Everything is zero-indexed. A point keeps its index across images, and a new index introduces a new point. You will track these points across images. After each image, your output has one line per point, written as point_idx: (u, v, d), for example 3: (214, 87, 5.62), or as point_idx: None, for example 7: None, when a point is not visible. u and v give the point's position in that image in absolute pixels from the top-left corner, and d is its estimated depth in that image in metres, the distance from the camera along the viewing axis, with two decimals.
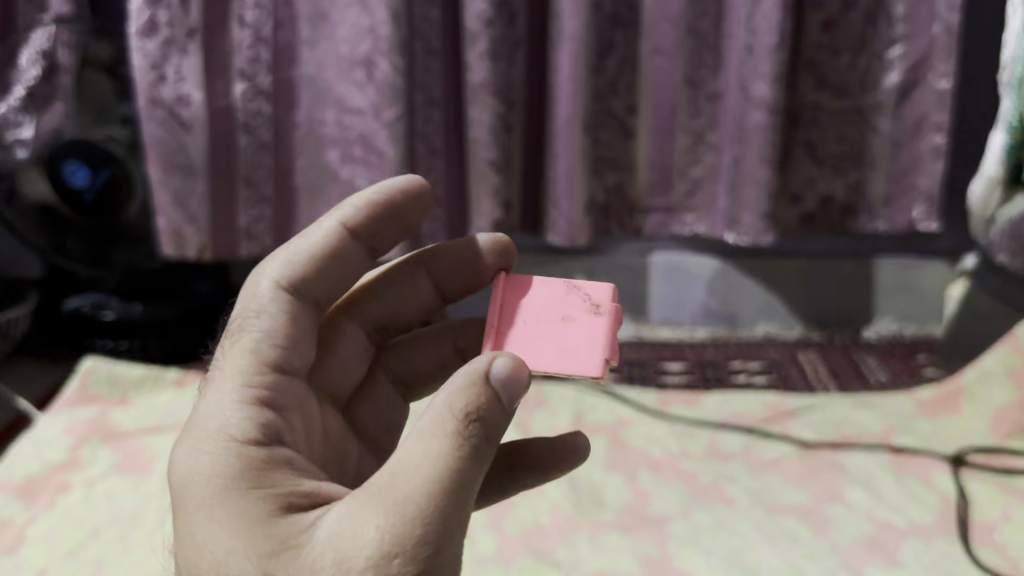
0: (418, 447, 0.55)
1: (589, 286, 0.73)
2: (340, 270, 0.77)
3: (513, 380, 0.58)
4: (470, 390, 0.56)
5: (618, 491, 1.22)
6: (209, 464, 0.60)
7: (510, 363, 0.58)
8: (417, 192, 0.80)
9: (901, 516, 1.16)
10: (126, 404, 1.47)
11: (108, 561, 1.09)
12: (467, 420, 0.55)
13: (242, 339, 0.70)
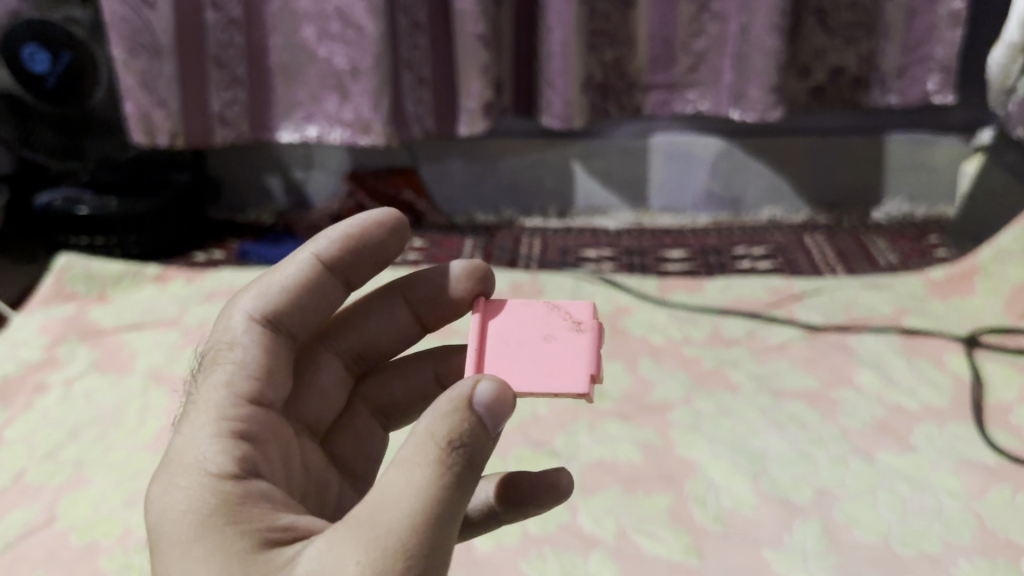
0: (397, 482, 0.49)
1: (570, 305, 0.66)
2: (316, 307, 0.69)
3: (497, 408, 0.52)
4: (450, 416, 0.50)
5: (618, 379, 1.17)
6: (185, 499, 0.52)
7: (492, 385, 0.52)
8: (393, 225, 0.73)
9: (913, 398, 1.12)
10: (105, 301, 1.41)
11: (86, 462, 1.05)
12: (449, 448, 0.49)
13: (214, 372, 0.61)
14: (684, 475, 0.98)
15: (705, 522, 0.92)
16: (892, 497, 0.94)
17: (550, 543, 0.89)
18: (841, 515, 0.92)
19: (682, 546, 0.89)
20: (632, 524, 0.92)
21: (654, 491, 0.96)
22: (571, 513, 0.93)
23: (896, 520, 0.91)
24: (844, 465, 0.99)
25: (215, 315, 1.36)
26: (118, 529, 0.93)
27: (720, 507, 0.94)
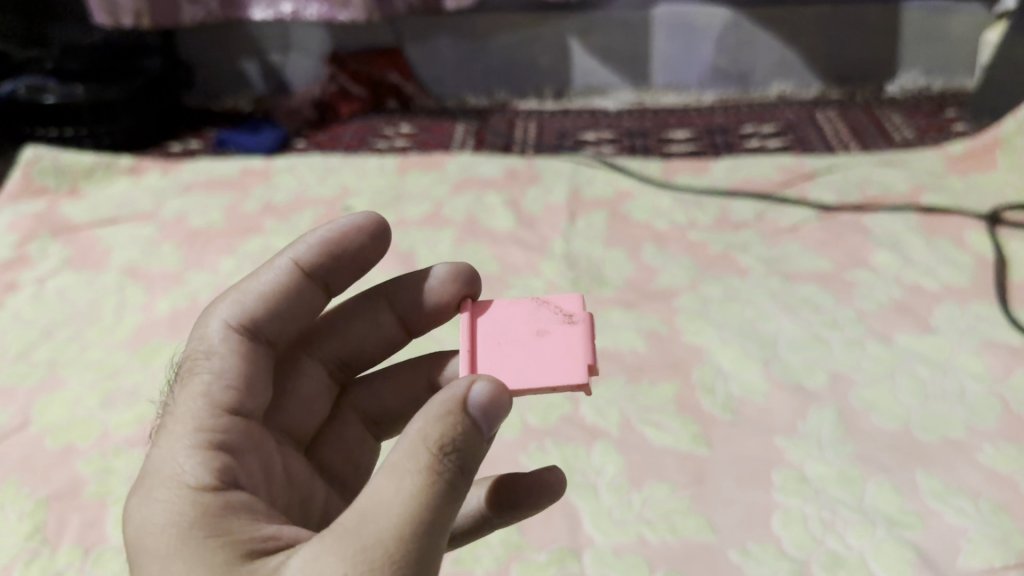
0: (386, 492, 0.46)
1: (559, 298, 0.60)
2: (296, 313, 0.63)
3: (494, 409, 0.48)
4: (440, 420, 0.47)
5: (620, 266, 1.11)
6: (164, 513, 0.48)
7: (485, 387, 0.48)
8: (374, 230, 0.66)
9: (931, 278, 1.05)
10: (78, 195, 1.33)
11: (62, 362, 1.00)
12: (440, 454, 0.46)
13: (190, 382, 0.56)
14: (691, 362, 0.93)
15: (714, 411, 0.87)
16: (911, 382, 0.89)
17: (551, 436, 0.85)
18: (858, 400, 0.87)
19: (690, 436, 0.84)
20: (637, 414, 0.87)
21: (659, 381, 0.91)
22: (572, 405, 0.88)
23: (916, 406, 0.86)
24: (860, 349, 0.94)
25: (193, 208, 1.29)
26: (94, 431, 0.88)
27: (729, 395, 0.89)
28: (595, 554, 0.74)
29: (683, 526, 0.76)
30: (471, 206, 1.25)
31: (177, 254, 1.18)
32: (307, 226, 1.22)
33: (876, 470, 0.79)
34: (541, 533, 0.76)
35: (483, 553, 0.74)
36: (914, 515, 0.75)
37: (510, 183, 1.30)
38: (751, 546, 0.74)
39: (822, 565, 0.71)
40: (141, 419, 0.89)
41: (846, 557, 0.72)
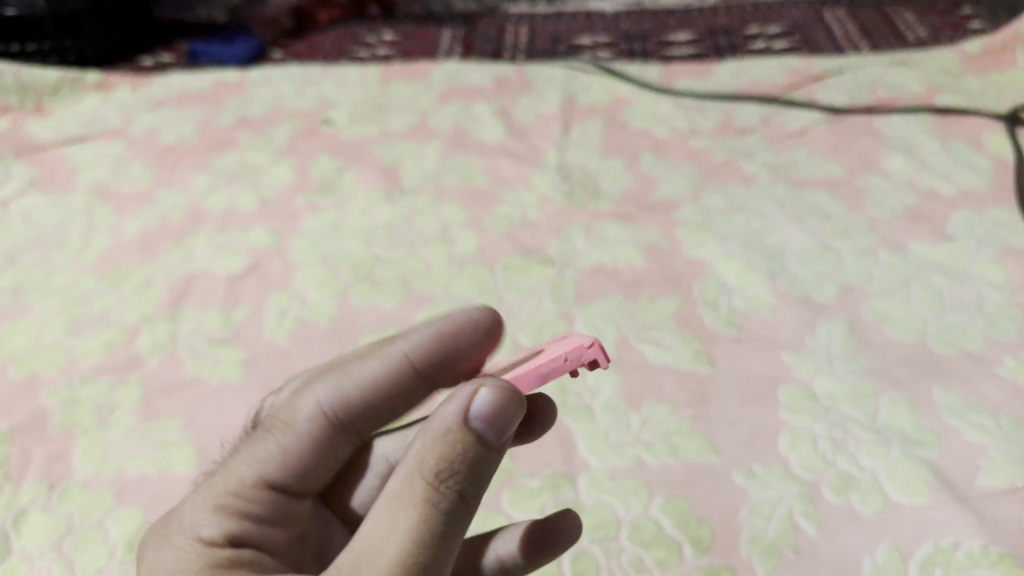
0: (386, 530, 0.45)
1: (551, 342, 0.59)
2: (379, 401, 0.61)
3: (494, 420, 0.46)
4: (438, 440, 0.46)
5: (616, 177, 1.04)
6: (174, 559, 0.51)
7: (485, 393, 0.46)
8: (490, 327, 0.63)
9: (947, 183, 0.99)
10: (43, 113, 1.26)
11: (27, 288, 0.94)
12: (437, 483, 0.45)
13: (248, 445, 0.58)
14: (693, 277, 0.87)
15: (716, 327, 0.81)
16: (926, 292, 0.84)
17: None
18: (870, 312, 0.82)
19: (691, 353, 0.79)
20: (635, 331, 0.82)
21: (658, 296, 0.85)
22: (565, 325, 0.83)
23: (931, 317, 0.81)
24: (872, 258, 0.88)
25: (165, 124, 1.22)
26: (61, 359, 0.84)
27: (732, 309, 0.83)
28: (591, 479, 0.70)
29: (683, 448, 0.71)
30: (459, 116, 1.18)
31: (148, 171, 1.12)
32: (284, 140, 1.15)
33: (890, 385, 0.75)
34: (533, 458, 0.72)
35: None
36: (931, 433, 0.70)
37: (499, 91, 1.23)
38: (756, 468, 0.69)
39: (832, 487, 0.67)
40: (110, 346, 0.84)
41: (859, 479, 0.67)
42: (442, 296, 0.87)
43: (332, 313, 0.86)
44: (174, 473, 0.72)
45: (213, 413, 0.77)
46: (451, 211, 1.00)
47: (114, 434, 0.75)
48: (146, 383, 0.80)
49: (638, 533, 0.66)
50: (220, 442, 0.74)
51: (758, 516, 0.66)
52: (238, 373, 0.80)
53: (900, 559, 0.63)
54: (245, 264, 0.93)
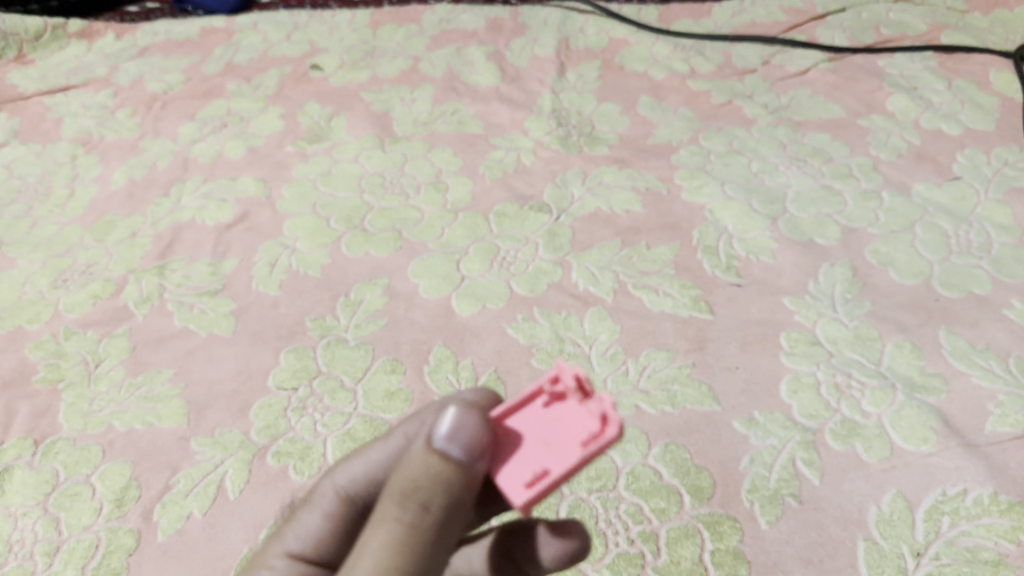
0: (367, 542, 0.41)
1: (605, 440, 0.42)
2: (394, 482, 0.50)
3: (464, 438, 0.40)
4: (412, 462, 0.41)
5: (613, 121, 1.01)
6: None
7: (453, 414, 0.41)
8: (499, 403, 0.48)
9: (953, 123, 0.96)
10: (25, 63, 1.23)
11: (10, 242, 0.92)
12: (407, 500, 0.40)
13: (279, 535, 0.52)
14: (692, 223, 0.85)
15: (716, 273, 0.79)
16: (932, 234, 0.82)
17: (538, 305, 0.78)
18: (874, 256, 0.80)
19: (690, 300, 0.77)
20: (632, 278, 0.79)
21: (656, 243, 0.83)
22: (562, 272, 0.81)
23: (937, 260, 0.79)
24: (876, 201, 0.86)
25: (150, 72, 1.18)
26: (46, 313, 0.82)
27: (733, 255, 0.81)
28: None
29: (683, 396, 0.70)
30: (450, 61, 1.14)
31: (133, 121, 1.09)
32: (272, 87, 1.12)
33: (895, 330, 0.73)
34: None
35: None
36: (937, 379, 0.69)
37: (492, 34, 1.19)
38: (757, 415, 0.68)
39: (835, 433, 0.66)
40: (96, 299, 0.82)
41: (864, 425, 0.66)
42: (435, 245, 0.85)
43: (321, 263, 0.83)
44: (161, 427, 0.70)
45: (201, 366, 0.75)
46: (444, 158, 0.97)
47: (100, 389, 0.74)
48: (133, 336, 0.78)
49: (637, 483, 0.65)
50: (208, 396, 0.72)
51: (759, 465, 0.65)
52: (226, 325, 0.78)
53: (906, 507, 0.61)
54: (232, 214, 0.90)
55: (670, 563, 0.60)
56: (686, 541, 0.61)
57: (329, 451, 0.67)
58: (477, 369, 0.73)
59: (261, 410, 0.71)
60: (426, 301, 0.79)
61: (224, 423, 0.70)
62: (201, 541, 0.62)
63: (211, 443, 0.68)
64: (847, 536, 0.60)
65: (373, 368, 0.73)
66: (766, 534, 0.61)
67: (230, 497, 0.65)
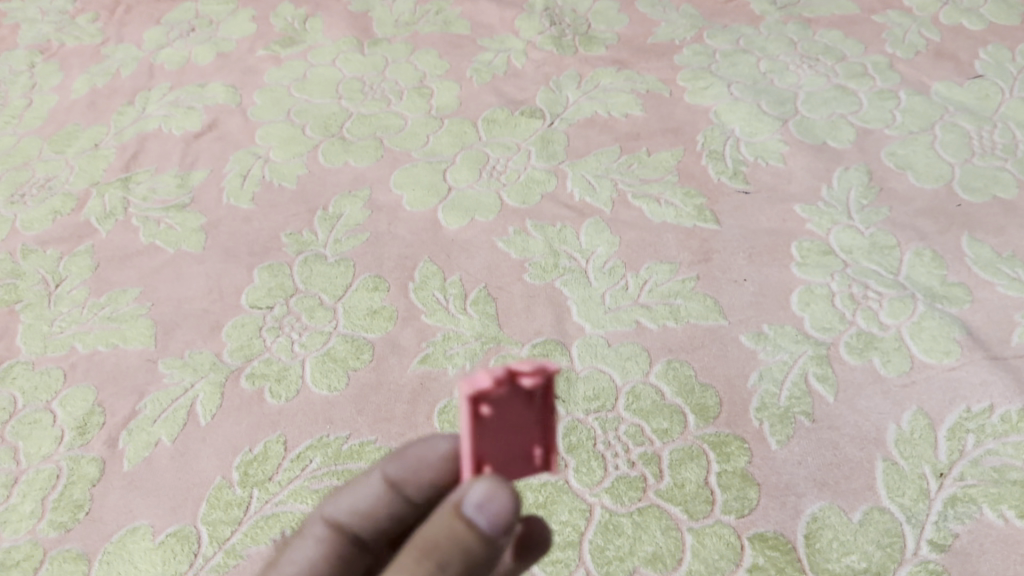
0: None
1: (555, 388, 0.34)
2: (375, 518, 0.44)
3: (492, 513, 0.33)
4: (438, 518, 0.34)
5: (611, 20, 0.94)
6: None
7: (488, 479, 0.33)
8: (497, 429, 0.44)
9: (976, 17, 0.89)
10: None
11: None
12: (422, 557, 0.33)
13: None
14: (696, 126, 0.79)
15: (722, 179, 0.74)
16: (953, 136, 0.76)
17: (531, 217, 0.72)
18: (891, 160, 0.74)
19: (695, 209, 0.71)
20: (632, 186, 0.74)
21: (657, 149, 0.77)
22: (556, 181, 0.75)
23: (959, 163, 0.73)
24: (892, 102, 0.80)
25: None
26: (3, 230, 0.76)
27: (740, 160, 0.75)
28: (584, 345, 0.64)
29: (687, 310, 0.65)
30: None
31: (94, 26, 1.01)
32: None
33: (914, 238, 0.68)
34: (520, 325, 0.65)
35: (456, 350, 0.63)
36: (959, 288, 0.64)
37: None
38: (766, 329, 0.63)
39: (850, 347, 0.61)
40: (55, 215, 0.77)
41: (882, 339, 0.62)
42: (419, 154, 0.78)
43: (297, 174, 0.77)
44: (126, 350, 0.65)
45: (169, 284, 0.70)
46: (429, 62, 0.90)
47: (60, 310, 0.69)
48: (96, 253, 0.73)
49: (637, 402, 0.60)
50: (176, 316, 0.67)
51: (769, 381, 0.60)
52: (195, 241, 0.73)
53: (928, 425, 0.57)
54: (201, 123, 0.84)
55: (674, 487, 0.56)
56: (690, 463, 0.57)
57: (307, 373, 0.62)
58: (465, 285, 0.68)
59: (233, 331, 0.66)
60: (410, 214, 0.73)
61: (193, 344, 0.65)
62: (170, 470, 0.58)
63: (180, 365, 0.64)
64: (864, 456, 0.56)
65: (354, 285, 0.68)
66: (777, 455, 0.57)
67: (201, 422, 0.60)
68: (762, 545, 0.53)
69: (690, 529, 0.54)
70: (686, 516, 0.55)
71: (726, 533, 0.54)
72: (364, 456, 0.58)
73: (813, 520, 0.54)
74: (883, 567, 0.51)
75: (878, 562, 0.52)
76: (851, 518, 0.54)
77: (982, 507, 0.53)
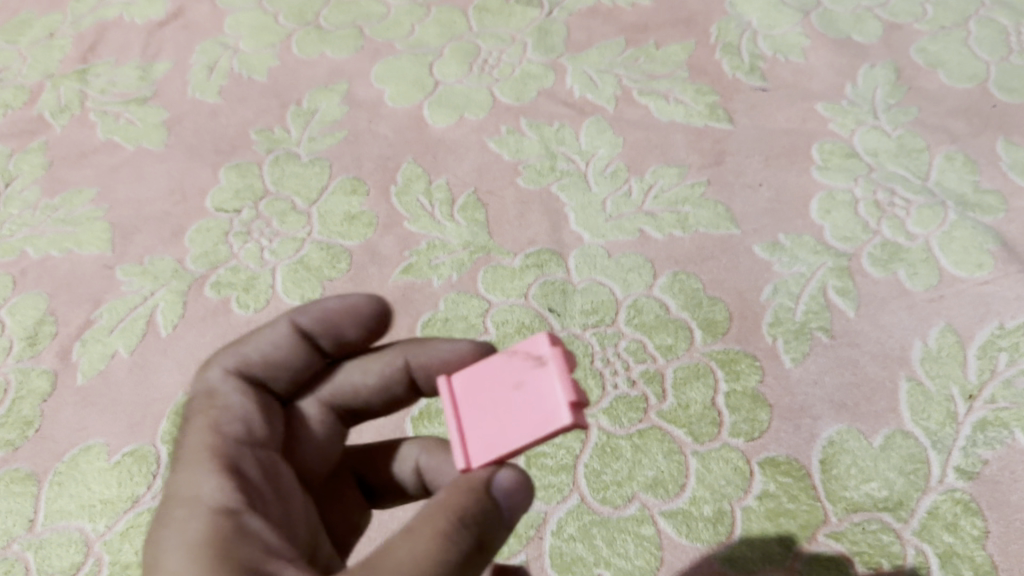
0: (393, 549, 0.31)
1: (538, 357, 0.36)
2: (284, 373, 0.41)
3: (515, 501, 0.34)
4: (456, 490, 0.33)
5: None
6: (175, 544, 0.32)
7: (512, 469, 0.34)
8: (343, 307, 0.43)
9: None
10: None
11: None
12: (463, 526, 0.31)
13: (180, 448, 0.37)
14: (709, 16, 0.71)
15: (737, 76, 0.67)
16: (990, 30, 0.68)
17: (526, 115, 0.65)
18: (920, 58, 0.67)
19: (706, 108, 0.65)
20: (637, 82, 0.67)
21: (666, 43, 0.70)
22: (555, 77, 0.68)
23: (995, 61, 0.66)
24: None
25: None
26: None
27: (757, 56, 0.68)
28: (583, 255, 0.58)
29: (696, 219, 0.59)
30: None
31: None
32: None
33: (945, 140, 0.62)
34: (512, 233, 0.59)
35: (442, 260, 0.58)
36: (993, 196, 0.58)
37: None
38: (782, 240, 0.58)
39: (873, 260, 0.56)
40: (7, 110, 0.70)
41: (908, 249, 0.56)
42: (404, 46, 0.71)
43: (269, 67, 0.70)
44: (81, 255, 0.60)
45: (128, 185, 0.64)
46: None
47: (11, 212, 0.63)
48: (49, 150, 0.67)
49: (639, 317, 0.55)
50: (136, 219, 0.62)
51: (784, 295, 0.55)
52: (157, 137, 0.66)
53: (957, 343, 0.52)
54: (165, 9, 0.76)
55: (677, 408, 0.52)
56: (695, 383, 0.52)
57: (278, 281, 0.57)
58: (453, 190, 0.62)
59: (197, 236, 0.60)
60: (392, 111, 0.67)
61: (154, 250, 0.59)
62: (128, 384, 0.53)
63: (140, 272, 0.58)
64: (886, 376, 0.51)
65: (330, 188, 0.62)
66: (791, 375, 0.52)
67: (162, 334, 0.55)
68: (774, 471, 0.49)
69: (695, 453, 0.50)
70: (691, 440, 0.51)
71: (734, 458, 0.50)
72: None
73: (830, 444, 0.49)
74: (906, 496, 0.47)
75: (900, 490, 0.47)
76: (872, 443, 0.49)
77: (1014, 432, 0.48)
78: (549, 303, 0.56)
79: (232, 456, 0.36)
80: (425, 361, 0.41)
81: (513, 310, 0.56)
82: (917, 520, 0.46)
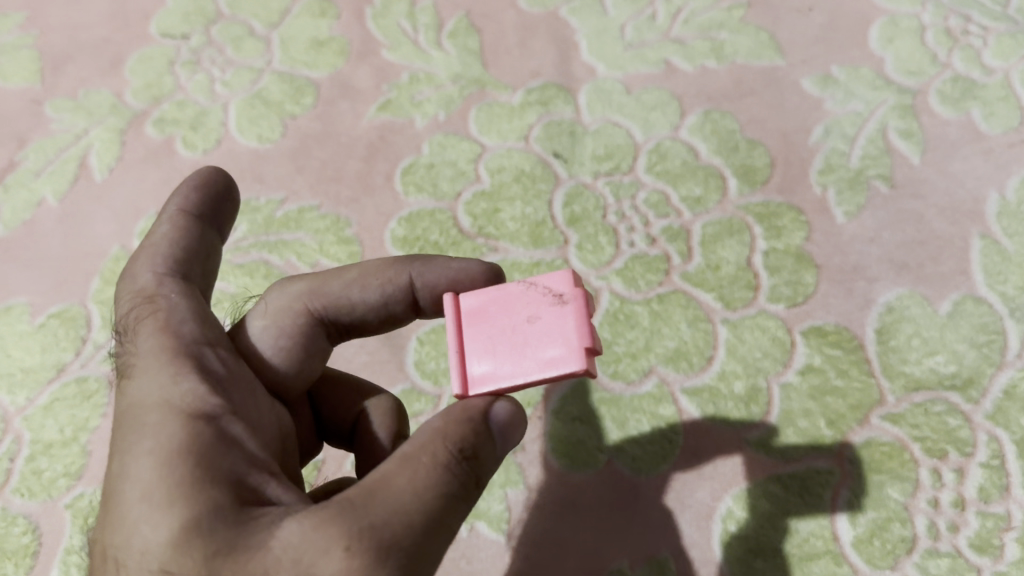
0: (389, 475, 0.25)
1: (558, 288, 0.29)
2: (210, 271, 0.32)
3: (509, 436, 0.27)
4: (453, 411, 0.26)
5: None
6: (147, 460, 0.25)
7: (508, 399, 0.27)
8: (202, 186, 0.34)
9: None
10: None
11: None
12: (466, 452, 0.25)
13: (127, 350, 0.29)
14: None
15: None
16: None
17: None
18: None
19: None
20: None
21: None
22: None
23: None
24: None
25: None
26: None
27: None
28: (595, 91, 0.49)
29: (733, 47, 0.49)
30: None
31: None
32: None
33: None
34: (511, 65, 0.50)
35: (427, 95, 0.49)
36: None
37: None
38: (836, 72, 0.48)
39: (943, 97, 0.46)
40: None
41: (986, 85, 0.46)
42: None
43: None
44: (6, 88, 0.51)
45: (60, 6, 0.54)
46: None
47: None
48: None
49: (662, 164, 0.46)
50: (69, 46, 0.52)
51: (836, 138, 0.46)
52: None
53: None
54: None
55: (706, 269, 0.43)
56: (727, 240, 0.44)
57: (231, 118, 0.49)
58: (441, 13, 0.52)
59: (138, 65, 0.51)
60: None
61: (89, 82, 0.50)
62: (57, 236, 0.45)
63: (72, 107, 0.49)
64: (956, 233, 0.43)
65: (295, 10, 0.52)
66: (842, 231, 0.44)
67: (96, 179, 0.47)
68: (819, 341, 0.41)
69: (725, 321, 0.42)
70: (721, 306, 0.43)
71: (772, 327, 0.42)
72: (302, 224, 0.46)
73: (888, 312, 0.41)
74: (977, 372, 0.39)
75: (971, 366, 0.40)
76: (938, 310, 0.41)
77: None
78: (554, 146, 0.47)
79: (191, 354, 0.28)
80: (433, 280, 0.34)
81: (511, 155, 0.47)
82: (990, 401, 0.39)
